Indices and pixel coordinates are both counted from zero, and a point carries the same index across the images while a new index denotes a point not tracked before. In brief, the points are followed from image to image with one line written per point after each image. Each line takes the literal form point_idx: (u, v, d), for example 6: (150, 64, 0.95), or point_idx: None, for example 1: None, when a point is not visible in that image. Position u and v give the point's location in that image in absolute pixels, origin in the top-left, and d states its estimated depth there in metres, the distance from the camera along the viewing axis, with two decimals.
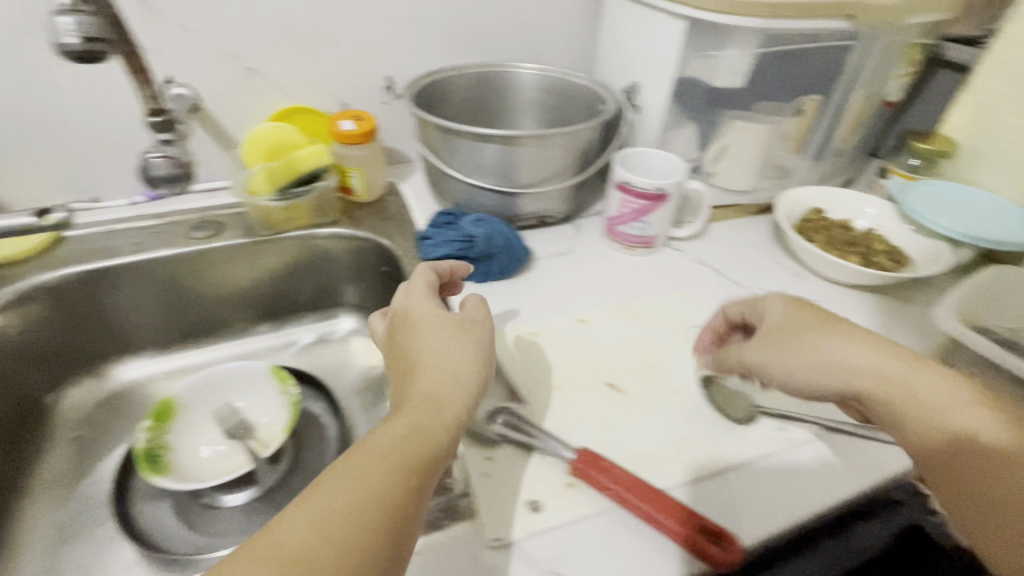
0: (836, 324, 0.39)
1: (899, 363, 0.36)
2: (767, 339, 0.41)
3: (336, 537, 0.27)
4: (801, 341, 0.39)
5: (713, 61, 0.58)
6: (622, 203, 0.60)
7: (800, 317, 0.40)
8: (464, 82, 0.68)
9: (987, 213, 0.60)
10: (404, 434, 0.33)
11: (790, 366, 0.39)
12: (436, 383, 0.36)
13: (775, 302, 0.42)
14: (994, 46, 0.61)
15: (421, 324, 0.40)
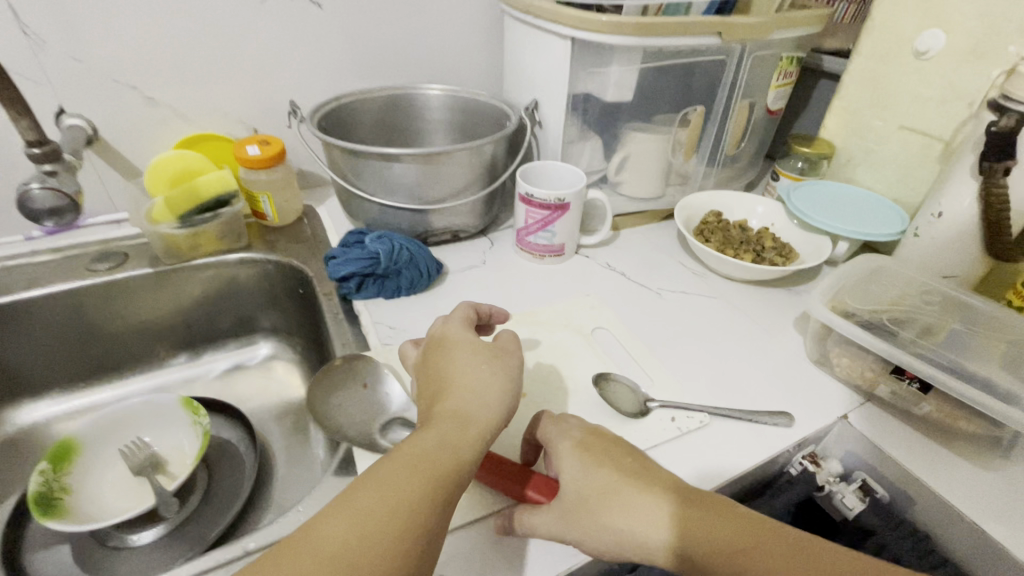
0: (631, 487, 0.35)
1: (706, 520, 0.33)
2: (571, 503, 0.35)
3: (365, 539, 0.30)
4: (606, 511, 0.34)
5: (600, 77, 0.61)
6: (527, 215, 0.62)
7: (595, 469, 0.36)
8: (373, 104, 0.69)
9: (865, 206, 0.65)
10: (434, 446, 0.35)
11: (606, 528, 0.34)
12: (466, 401, 0.37)
13: (566, 447, 0.38)
14: (854, 57, 0.67)
15: (456, 348, 0.41)
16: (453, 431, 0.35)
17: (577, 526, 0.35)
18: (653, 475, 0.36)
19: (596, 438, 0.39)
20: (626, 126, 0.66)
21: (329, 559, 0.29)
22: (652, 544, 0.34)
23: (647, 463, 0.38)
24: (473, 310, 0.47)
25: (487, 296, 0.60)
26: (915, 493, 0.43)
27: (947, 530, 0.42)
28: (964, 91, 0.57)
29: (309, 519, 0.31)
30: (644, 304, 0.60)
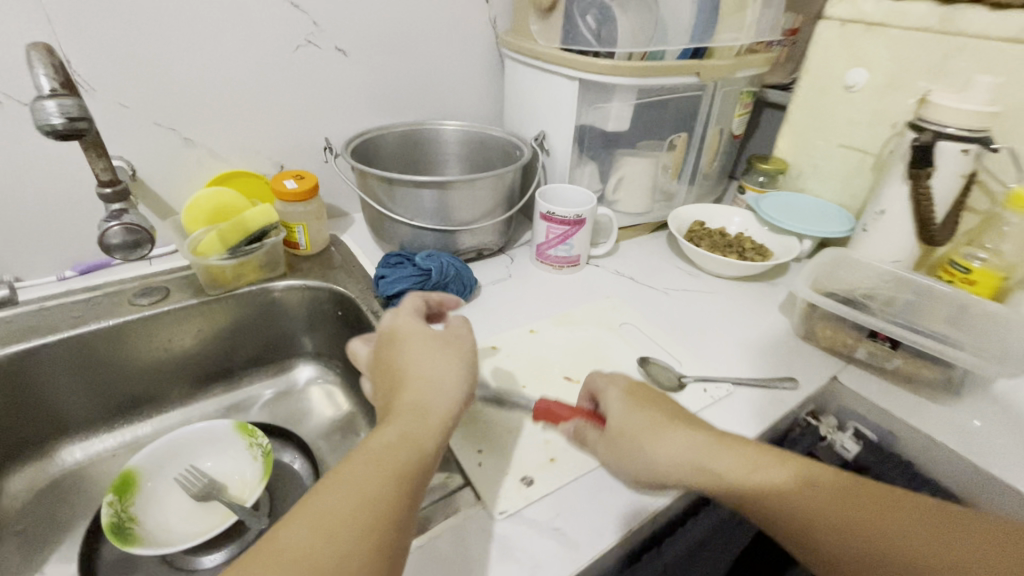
0: (669, 426, 0.41)
1: (737, 452, 0.39)
2: (617, 436, 0.42)
3: (336, 537, 0.30)
4: (649, 442, 0.41)
5: (603, 111, 0.72)
6: (547, 231, 0.71)
7: (639, 411, 0.43)
8: (393, 139, 0.76)
9: (820, 210, 0.79)
10: (396, 440, 0.37)
11: (650, 460, 0.41)
12: (423, 393, 0.40)
13: (616, 393, 0.45)
14: (798, 90, 0.81)
15: (409, 340, 0.44)
16: (413, 426, 0.38)
17: (622, 455, 0.42)
18: (687, 421, 0.42)
19: (641, 388, 0.45)
20: (622, 153, 0.77)
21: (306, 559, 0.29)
22: (687, 469, 0.39)
23: (682, 413, 0.44)
24: (423, 302, 0.50)
25: (521, 304, 0.67)
26: (898, 430, 0.54)
27: (925, 457, 0.53)
28: (887, 115, 0.72)
29: (273, 528, 0.31)
30: (656, 301, 0.70)
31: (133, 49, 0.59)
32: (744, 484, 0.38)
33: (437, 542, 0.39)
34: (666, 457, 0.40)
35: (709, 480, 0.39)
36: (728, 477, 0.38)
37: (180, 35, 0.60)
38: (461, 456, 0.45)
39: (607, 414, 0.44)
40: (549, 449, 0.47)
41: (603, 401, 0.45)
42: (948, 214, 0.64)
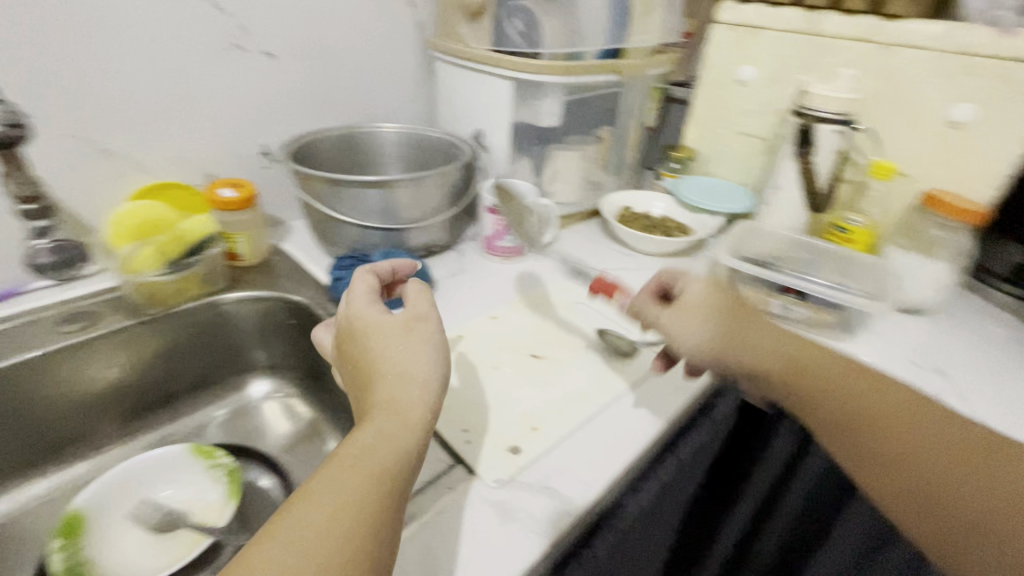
0: (749, 317, 0.48)
1: (805, 349, 0.45)
2: (692, 315, 0.49)
3: (314, 552, 0.27)
4: (725, 321, 0.48)
5: (536, 107, 0.77)
6: (494, 223, 0.75)
7: (721, 299, 0.49)
8: (332, 143, 0.76)
9: (727, 190, 0.89)
10: (372, 442, 0.33)
11: (701, 335, 0.47)
12: (395, 387, 0.37)
13: (702, 281, 0.52)
14: (699, 85, 0.92)
15: (370, 330, 0.42)
16: (392, 424, 0.35)
17: (687, 332, 0.48)
18: (755, 316, 0.48)
19: (722, 286, 0.51)
20: (555, 147, 0.83)
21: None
22: (738, 345, 0.46)
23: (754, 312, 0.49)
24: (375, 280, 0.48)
25: (477, 294, 0.70)
26: None
27: None
28: (774, 104, 0.84)
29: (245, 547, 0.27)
30: (600, 281, 0.76)
31: (41, 54, 0.54)
32: (803, 371, 0.43)
33: (441, 515, 0.41)
34: (721, 332, 0.47)
35: (768, 360, 0.45)
36: (787, 365, 0.44)
37: (97, 39, 0.56)
38: (450, 437, 0.47)
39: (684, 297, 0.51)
40: (530, 420, 0.50)
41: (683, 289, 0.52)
42: (829, 186, 0.76)
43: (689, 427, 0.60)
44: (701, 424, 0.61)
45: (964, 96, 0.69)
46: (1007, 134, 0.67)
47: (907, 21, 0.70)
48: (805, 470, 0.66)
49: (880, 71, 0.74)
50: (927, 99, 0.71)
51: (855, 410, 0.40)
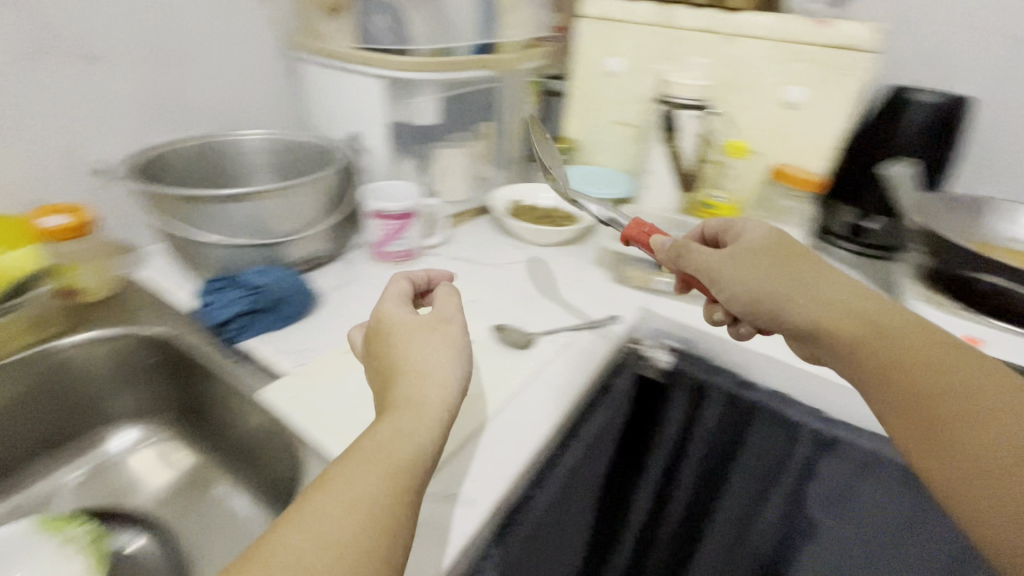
0: (814, 259, 0.46)
1: (867, 297, 0.43)
2: (744, 258, 0.48)
3: (325, 542, 0.28)
4: (780, 262, 0.46)
5: (412, 106, 0.75)
6: (380, 228, 0.72)
7: (782, 239, 0.48)
8: (187, 154, 0.68)
9: (608, 177, 0.94)
10: (391, 437, 0.34)
11: (742, 281, 0.47)
12: (417, 385, 0.38)
13: (762, 224, 0.51)
14: (572, 78, 0.95)
15: (395, 328, 0.43)
16: (411, 422, 0.35)
17: (736, 273, 0.48)
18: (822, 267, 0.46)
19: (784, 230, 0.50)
20: (438, 145, 0.81)
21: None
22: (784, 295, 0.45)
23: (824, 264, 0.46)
24: (409, 286, 0.49)
25: (368, 304, 0.67)
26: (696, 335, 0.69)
27: (714, 352, 0.69)
28: (640, 93, 0.90)
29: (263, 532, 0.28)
30: (495, 277, 0.75)
31: None
32: (858, 322, 0.41)
33: None
34: (764, 278, 0.46)
35: (820, 306, 0.43)
36: (845, 314, 0.42)
37: None
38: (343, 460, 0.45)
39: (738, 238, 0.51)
40: None
41: (739, 231, 0.52)
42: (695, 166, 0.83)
43: (592, 410, 0.62)
44: (603, 403, 0.64)
45: (795, 80, 0.78)
46: (831, 112, 0.77)
47: (742, 14, 0.77)
48: (699, 432, 0.71)
49: (727, 60, 0.81)
50: (766, 83, 0.79)
51: (911, 370, 0.38)
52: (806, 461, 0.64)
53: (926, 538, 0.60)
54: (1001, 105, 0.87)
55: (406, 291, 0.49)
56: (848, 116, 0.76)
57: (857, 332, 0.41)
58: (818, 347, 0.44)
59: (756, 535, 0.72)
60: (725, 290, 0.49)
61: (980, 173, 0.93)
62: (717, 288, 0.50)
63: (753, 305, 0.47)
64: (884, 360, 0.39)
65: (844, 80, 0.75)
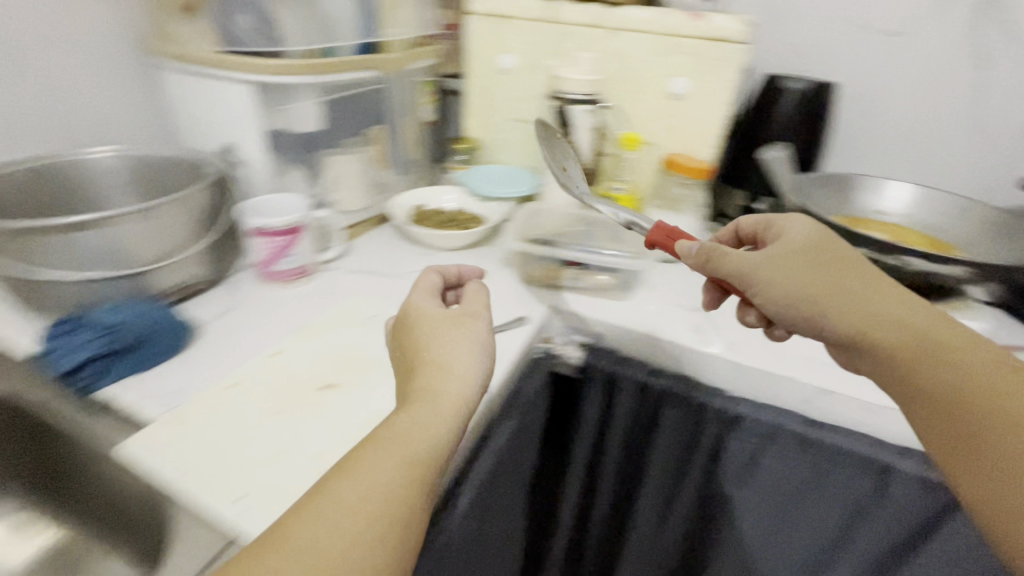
0: (857, 265, 0.47)
1: (907, 305, 0.44)
2: (779, 262, 0.49)
3: (345, 529, 0.31)
4: (820, 268, 0.47)
5: (290, 112, 0.70)
6: (265, 246, 0.66)
7: (824, 240, 0.49)
8: (20, 180, 0.60)
9: (512, 176, 0.93)
10: (411, 428, 0.37)
11: (782, 285, 0.48)
12: (438, 377, 0.41)
13: (803, 226, 0.52)
14: (468, 76, 0.94)
15: (422, 319, 0.47)
16: (426, 415, 0.38)
17: (774, 279, 0.48)
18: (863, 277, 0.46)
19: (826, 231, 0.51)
20: (327, 153, 0.76)
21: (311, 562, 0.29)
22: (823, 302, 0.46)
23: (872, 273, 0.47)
24: (439, 279, 0.52)
25: (255, 330, 0.61)
26: (604, 328, 0.70)
27: (622, 343, 0.70)
28: (535, 90, 0.89)
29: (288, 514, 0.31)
30: (399, 287, 0.72)
31: None
32: (900, 336, 0.42)
33: None
34: (807, 282, 0.47)
35: (857, 318, 0.44)
36: (887, 325, 0.43)
37: None
38: (218, 512, 0.41)
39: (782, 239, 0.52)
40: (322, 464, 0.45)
41: (779, 231, 0.54)
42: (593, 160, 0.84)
43: (505, 416, 0.61)
44: (518, 405, 0.63)
45: (676, 72, 0.80)
46: (712, 102, 0.80)
47: (622, 8, 0.79)
48: (616, 423, 0.72)
49: (613, 54, 0.82)
50: (652, 76, 0.82)
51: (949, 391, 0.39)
52: (716, 439, 0.66)
53: (825, 494, 0.64)
54: (856, 87, 0.96)
55: (438, 287, 0.52)
56: (728, 104, 0.80)
57: (896, 346, 0.42)
58: (857, 357, 0.45)
59: (679, 514, 0.73)
60: (759, 294, 0.49)
61: (845, 151, 1.02)
62: (754, 292, 0.50)
63: (790, 310, 0.48)
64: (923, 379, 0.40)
65: (720, 71, 0.78)
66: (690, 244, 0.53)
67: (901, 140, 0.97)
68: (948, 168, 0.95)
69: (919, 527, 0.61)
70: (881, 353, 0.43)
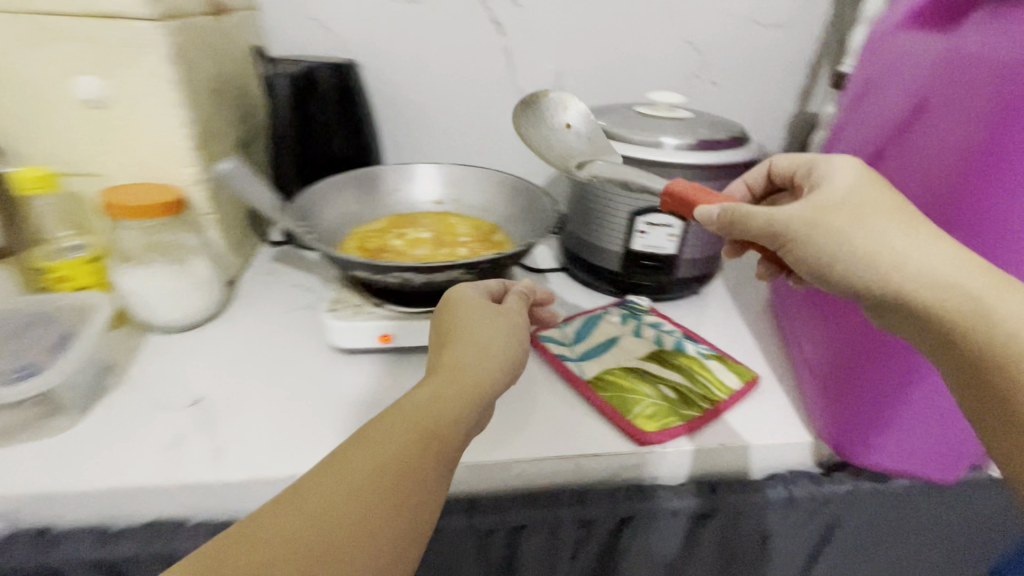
0: (909, 215, 0.38)
1: (968, 268, 0.36)
2: (823, 216, 0.39)
3: (352, 497, 0.32)
4: (873, 217, 0.38)
5: None
6: None
7: (876, 193, 0.39)
8: None
9: None
10: (432, 400, 0.38)
11: (824, 245, 0.38)
12: (463, 356, 0.42)
13: (851, 169, 0.41)
14: None
15: (460, 304, 0.47)
16: (452, 393, 0.39)
17: (820, 240, 0.38)
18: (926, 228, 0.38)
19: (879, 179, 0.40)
20: None
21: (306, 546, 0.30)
22: (875, 263, 0.37)
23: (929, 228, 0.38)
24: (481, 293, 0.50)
25: None
26: (7, 505, 0.44)
27: (44, 511, 0.45)
28: None
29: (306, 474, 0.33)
30: None
31: None
32: (957, 301, 0.36)
33: None
34: (853, 244, 0.38)
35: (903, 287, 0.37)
36: (937, 289, 0.36)
37: None
38: None
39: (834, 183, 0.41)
40: None
41: (817, 176, 0.43)
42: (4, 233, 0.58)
43: None
44: None
45: (76, 67, 0.55)
46: (148, 106, 0.57)
47: None
48: None
49: None
50: (43, 79, 0.55)
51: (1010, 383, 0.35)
52: None
53: None
54: (400, 62, 0.86)
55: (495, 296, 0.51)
56: (167, 103, 0.57)
57: (956, 319, 0.36)
58: (892, 315, 0.39)
59: None
60: (790, 252, 0.40)
61: (419, 136, 0.93)
62: (790, 254, 0.41)
63: (827, 275, 0.39)
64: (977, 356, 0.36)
65: (133, 61, 0.55)
66: (710, 207, 0.43)
67: (459, 119, 0.92)
68: (513, 140, 0.94)
69: (508, 564, 0.54)
70: (934, 327, 0.37)
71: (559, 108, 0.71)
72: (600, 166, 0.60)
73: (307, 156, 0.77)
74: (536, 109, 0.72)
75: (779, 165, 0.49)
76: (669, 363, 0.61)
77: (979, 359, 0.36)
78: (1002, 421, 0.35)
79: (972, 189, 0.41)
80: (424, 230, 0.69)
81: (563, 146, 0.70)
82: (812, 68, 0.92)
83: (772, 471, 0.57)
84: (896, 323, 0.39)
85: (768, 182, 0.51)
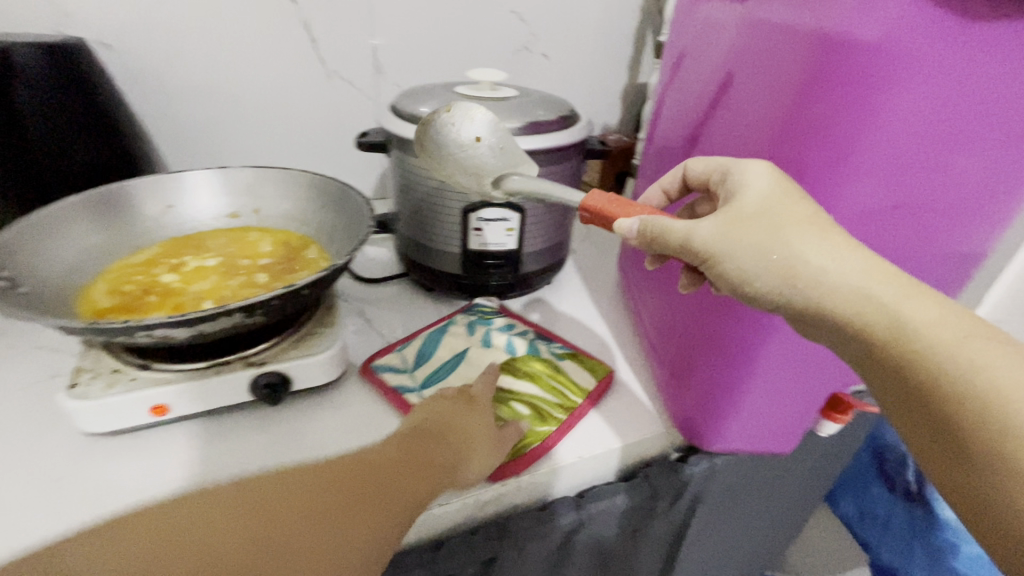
0: (822, 223, 0.34)
1: (883, 277, 0.32)
2: (736, 227, 0.35)
3: (336, 480, 0.35)
4: (788, 228, 0.33)
5: None
6: None
7: (786, 200, 0.35)
8: None
9: None
10: (414, 457, 0.41)
11: (736, 258, 0.35)
12: (450, 434, 0.44)
13: (761, 173, 0.37)
14: None
15: (455, 392, 0.49)
16: (427, 461, 0.41)
17: (739, 254, 0.35)
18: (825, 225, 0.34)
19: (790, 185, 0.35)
20: None
21: (275, 497, 0.33)
22: (788, 267, 0.33)
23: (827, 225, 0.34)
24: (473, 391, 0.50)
25: None
26: None
27: None
28: None
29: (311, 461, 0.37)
30: None
31: None
32: (871, 311, 0.32)
33: None
34: (761, 250, 0.34)
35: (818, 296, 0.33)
36: (856, 303, 0.32)
37: None
38: None
39: (746, 188, 0.36)
40: None
41: (730, 184, 0.38)
42: None
43: None
44: None
45: None
46: None
47: None
48: None
49: None
50: None
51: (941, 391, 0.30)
52: None
53: None
54: (162, 38, 0.68)
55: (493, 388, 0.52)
56: None
57: (877, 329, 0.32)
58: (813, 326, 0.35)
59: None
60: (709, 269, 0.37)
61: (209, 130, 0.76)
62: (711, 270, 0.37)
63: (748, 291, 0.35)
64: (905, 360, 0.31)
65: None
66: (629, 221, 0.39)
67: (256, 108, 0.76)
68: (330, 131, 0.81)
69: None
70: (852, 334, 0.33)
71: (467, 122, 0.54)
72: (516, 182, 0.50)
73: (34, 171, 0.57)
74: (438, 127, 0.54)
75: (693, 170, 0.44)
76: (522, 372, 0.56)
77: (906, 365, 0.31)
78: (936, 422, 0.30)
79: (799, 151, 0.38)
80: (210, 255, 0.55)
81: (473, 166, 0.54)
82: (636, 40, 0.91)
83: (630, 471, 0.55)
84: (817, 334, 0.36)
85: (684, 188, 0.47)
